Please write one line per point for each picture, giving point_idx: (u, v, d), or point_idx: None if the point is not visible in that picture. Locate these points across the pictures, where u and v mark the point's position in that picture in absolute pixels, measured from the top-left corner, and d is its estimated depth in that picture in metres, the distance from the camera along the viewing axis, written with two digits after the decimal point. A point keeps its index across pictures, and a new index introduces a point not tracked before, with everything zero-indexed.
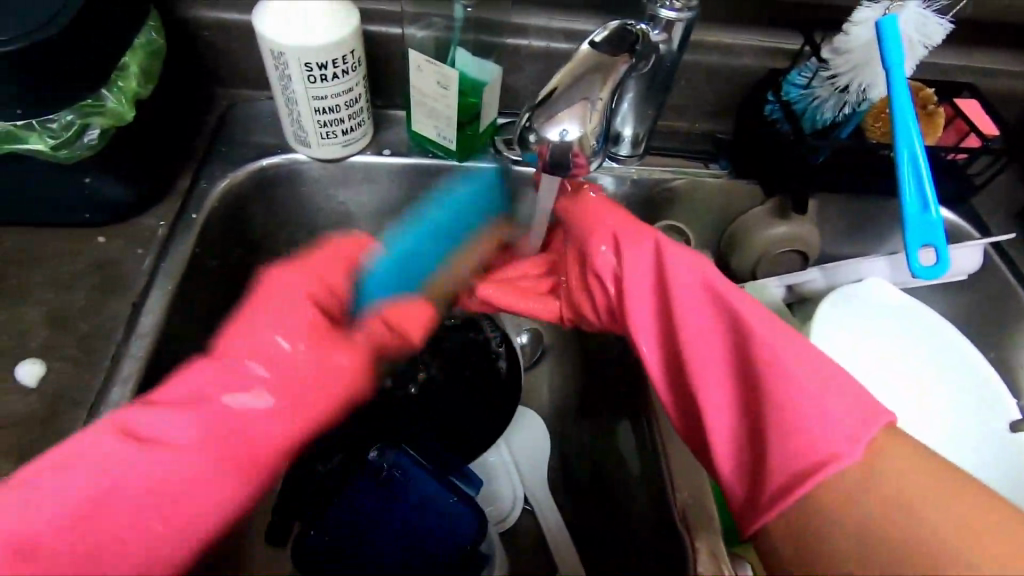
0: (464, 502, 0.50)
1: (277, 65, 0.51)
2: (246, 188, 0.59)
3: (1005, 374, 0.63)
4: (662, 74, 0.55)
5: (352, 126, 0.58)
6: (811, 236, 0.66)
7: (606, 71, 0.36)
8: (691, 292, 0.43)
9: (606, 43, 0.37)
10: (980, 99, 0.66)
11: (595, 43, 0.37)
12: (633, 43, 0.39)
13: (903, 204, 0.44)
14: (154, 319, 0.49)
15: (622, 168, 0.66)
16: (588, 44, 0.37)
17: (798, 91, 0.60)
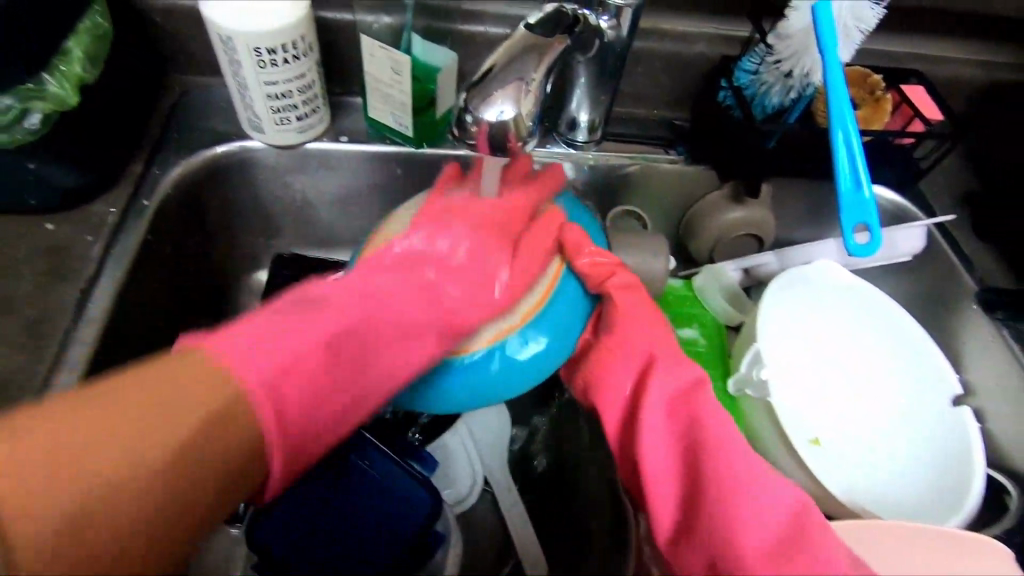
0: (418, 485, 0.50)
1: (226, 50, 0.51)
2: (202, 175, 0.59)
3: (949, 353, 0.65)
4: (611, 59, 0.56)
5: (306, 112, 0.58)
6: (766, 221, 0.68)
7: (541, 51, 0.37)
8: (662, 403, 0.46)
9: (541, 26, 0.38)
10: (926, 85, 0.68)
11: (528, 26, 0.38)
12: (569, 26, 0.40)
13: (839, 184, 0.46)
14: (102, 305, 0.49)
15: (581, 154, 0.67)
16: (523, 26, 0.38)
17: (748, 76, 0.61)
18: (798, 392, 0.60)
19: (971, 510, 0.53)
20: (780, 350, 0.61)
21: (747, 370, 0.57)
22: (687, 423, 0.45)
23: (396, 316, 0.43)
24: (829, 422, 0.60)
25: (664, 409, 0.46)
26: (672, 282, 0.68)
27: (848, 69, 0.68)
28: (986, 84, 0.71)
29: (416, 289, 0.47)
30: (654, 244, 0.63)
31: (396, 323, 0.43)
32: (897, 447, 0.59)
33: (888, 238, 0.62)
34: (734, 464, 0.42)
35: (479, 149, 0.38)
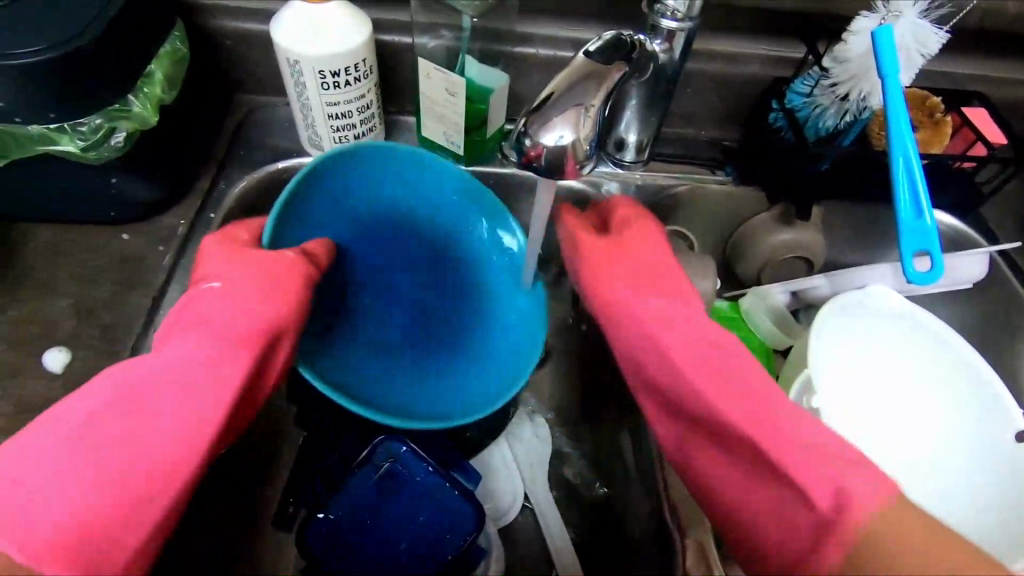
0: (464, 498, 0.51)
1: (292, 72, 0.54)
2: (263, 190, 0.61)
3: (1011, 384, 0.63)
4: (663, 82, 0.56)
5: (363, 131, 0.60)
6: (817, 242, 0.67)
7: (599, 78, 0.38)
8: (637, 314, 0.50)
9: (601, 52, 0.39)
10: (988, 107, 0.66)
11: (588, 52, 0.39)
12: (626, 51, 0.40)
13: (898, 210, 0.45)
14: (171, 313, 0.52)
15: (628, 174, 0.67)
16: (583, 53, 0.39)
17: (801, 99, 0.61)
18: (850, 426, 0.59)
19: None
20: (832, 385, 0.60)
21: (798, 397, 0.55)
22: (668, 329, 0.48)
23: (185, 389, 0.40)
24: (882, 456, 0.59)
25: (644, 308, 0.50)
26: (718, 303, 0.67)
27: (906, 91, 0.66)
28: None
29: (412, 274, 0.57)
30: (701, 266, 0.63)
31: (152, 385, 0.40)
32: (952, 481, 0.58)
33: (949, 264, 0.60)
34: (700, 361, 0.45)
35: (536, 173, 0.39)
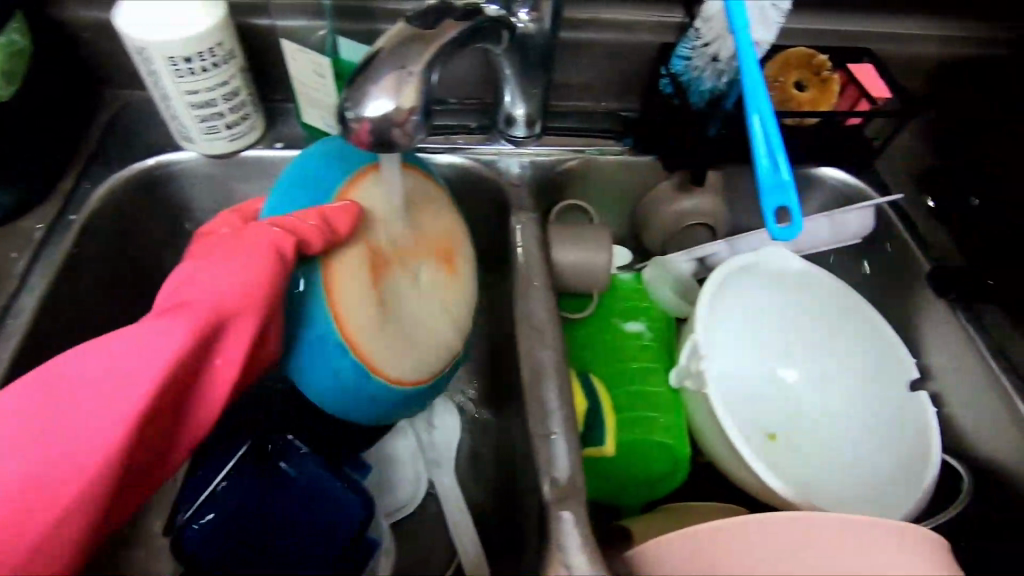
0: (355, 494, 0.50)
1: (142, 61, 0.51)
2: (134, 189, 0.59)
3: (909, 338, 0.63)
4: (534, 54, 0.55)
5: (234, 120, 0.58)
6: (718, 210, 0.67)
7: (422, 43, 0.37)
8: None
9: (420, 19, 0.38)
10: (876, 64, 0.66)
11: (406, 20, 0.38)
12: (448, 15, 0.40)
13: (758, 168, 0.44)
14: (24, 319, 0.49)
15: (521, 149, 0.66)
16: (401, 21, 0.38)
17: (683, 63, 0.59)
18: (751, 392, 0.61)
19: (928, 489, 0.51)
20: (735, 353, 0.61)
21: (687, 362, 0.55)
22: None
23: (132, 376, 0.37)
24: (782, 416, 0.61)
25: None
26: (621, 275, 0.65)
27: (793, 50, 0.66)
28: (940, 61, 0.69)
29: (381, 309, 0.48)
30: (593, 239, 0.61)
31: (109, 370, 0.37)
32: (856, 436, 0.59)
33: (834, 221, 0.61)
34: None
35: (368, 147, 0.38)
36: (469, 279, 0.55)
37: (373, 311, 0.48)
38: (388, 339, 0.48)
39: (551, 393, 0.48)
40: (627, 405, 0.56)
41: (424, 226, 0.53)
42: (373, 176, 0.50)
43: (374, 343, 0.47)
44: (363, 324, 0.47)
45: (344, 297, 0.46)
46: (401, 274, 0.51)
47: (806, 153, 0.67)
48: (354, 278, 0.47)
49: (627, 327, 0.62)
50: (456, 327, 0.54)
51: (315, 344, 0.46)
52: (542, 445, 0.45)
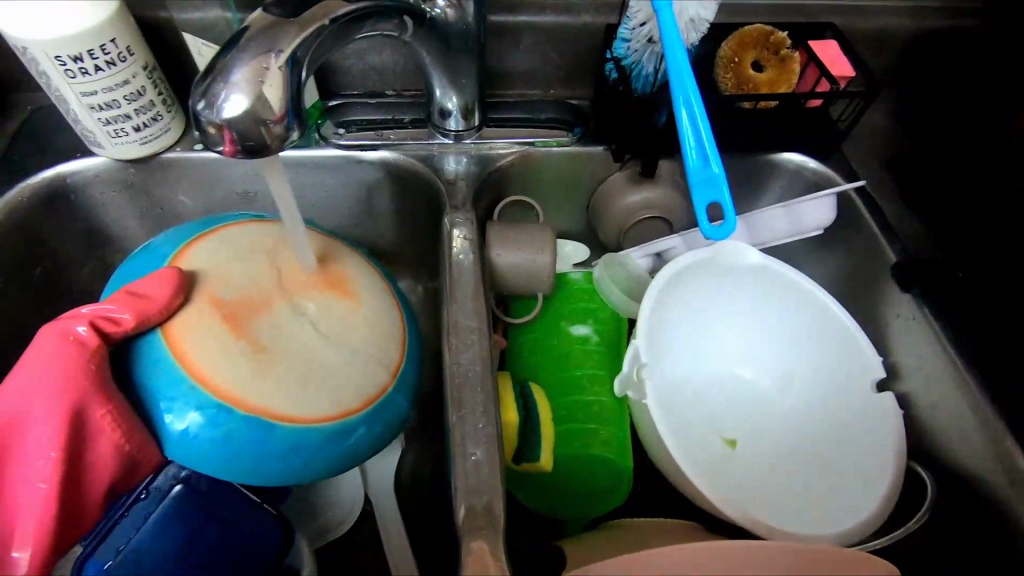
0: (270, 516, 0.48)
1: (28, 61, 0.47)
2: (42, 198, 0.56)
3: (874, 333, 0.59)
4: (456, 41, 0.51)
5: (144, 122, 0.54)
6: (674, 202, 0.63)
7: (285, 33, 0.33)
8: None
9: (280, 5, 0.34)
10: (840, 39, 0.61)
11: (264, 6, 0.34)
12: None
13: (686, 160, 0.40)
14: None
15: (458, 144, 0.61)
16: (260, 8, 0.34)
17: (623, 46, 0.55)
18: (708, 394, 0.58)
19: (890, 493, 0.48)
20: (685, 355, 0.58)
21: (630, 370, 0.51)
22: None
23: None
24: (740, 420, 0.57)
25: None
26: (571, 274, 0.62)
27: (749, 26, 0.61)
28: (912, 33, 0.63)
29: (251, 351, 0.44)
30: (535, 239, 0.58)
31: None
32: (817, 438, 0.55)
33: (790, 211, 0.58)
34: None
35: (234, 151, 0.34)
36: (364, 305, 0.50)
37: (241, 357, 0.44)
38: (273, 383, 0.44)
39: (473, 408, 0.45)
40: (567, 415, 0.52)
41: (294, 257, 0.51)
42: (197, 247, 0.49)
43: (252, 391, 0.43)
44: (237, 374, 0.43)
45: (198, 350, 0.43)
46: (280, 308, 0.47)
47: (764, 137, 0.63)
48: (206, 327, 0.45)
49: (573, 331, 0.58)
50: (369, 363, 0.48)
51: (184, 418, 0.42)
52: (459, 464, 0.42)
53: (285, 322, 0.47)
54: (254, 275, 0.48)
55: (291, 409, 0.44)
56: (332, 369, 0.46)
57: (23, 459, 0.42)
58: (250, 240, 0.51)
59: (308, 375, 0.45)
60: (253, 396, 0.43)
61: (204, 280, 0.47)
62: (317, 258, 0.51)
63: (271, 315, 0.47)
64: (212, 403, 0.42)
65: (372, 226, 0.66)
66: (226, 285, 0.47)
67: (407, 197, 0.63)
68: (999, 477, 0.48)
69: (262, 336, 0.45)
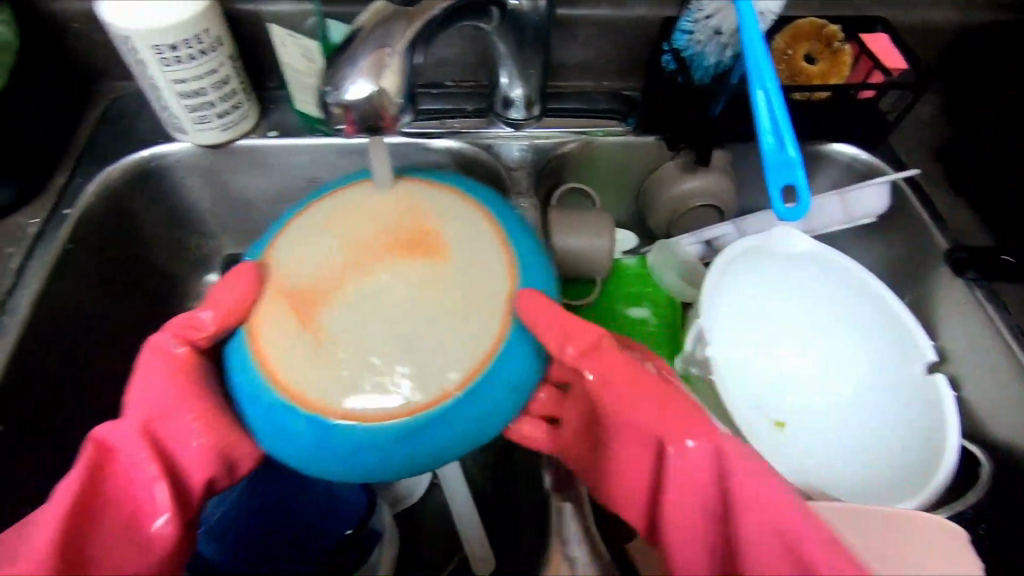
0: (352, 481, 0.51)
1: (127, 50, 0.50)
2: (130, 181, 0.58)
3: (923, 319, 0.61)
4: (530, 32, 0.53)
5: (226, 109, 0.57)
6: (724, 190, 0.65)
7: (404, 23, 0.36)
8: None
9: None
10: (890, 33, 0.63)
11: None
12: None
13: (761, 145, 0.42)
14: (21, 315, 0.49)
15: (519, 133, 0.64)
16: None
17: (685, 38, 0.57)
18: (754, 377, 0.60)
19: (948, 473, 0.49)
20: (737, 337, 0.60)
21: (693, 348, 0.53)
22: None
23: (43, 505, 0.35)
24: (785, 402, 0.59)
25: None
26: (625, 260, 0.64)
27: (803, 20, 0.63)
28: (958, 27, 0.65)
29: (323, 340, 0.39)
30: (596, 224, 0.60)
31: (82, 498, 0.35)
32: (864, 418, 0.57)
33: (843, 199, 0.59)
34: None
35: (350, 132, 0.37)
36: (455, 266, 0.42)
37: (306, 349, 0.39)
38: (345, 376, 0.38)
39: None
40: None
41: (369, 220, 0.43)
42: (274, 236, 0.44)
43: (334, 385, 0.38)
44: (303, 370, 0.38)
45: (271, 342, 0.39)
46: (353, 289, 0.41)
47: (814, 128, 0.65)
48: (276, 320, 0.40)
49: (630, 313, 0.61)
50: (464, 334, 0.39)
51: (263, 417, 0.39)
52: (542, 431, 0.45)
53: (371, 295, 0.40)
54: (326, 254, 0.42)
55: (368, 397, 0.37)
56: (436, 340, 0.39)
57: (134, 468, 0.37)
58: (326, 214, 0.44)
59: (395, 351, 0.39)
60: (335, 388, 0.38)
61: (273, 269, 0.42)
62: (401, 218, 0.43)
63: (353, 292, 0.41)
64: (282, 403, 0.38)
65: None
66: (294, 272, 0.42)
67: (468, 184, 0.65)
68: None
69: (332, 323, 0.39)
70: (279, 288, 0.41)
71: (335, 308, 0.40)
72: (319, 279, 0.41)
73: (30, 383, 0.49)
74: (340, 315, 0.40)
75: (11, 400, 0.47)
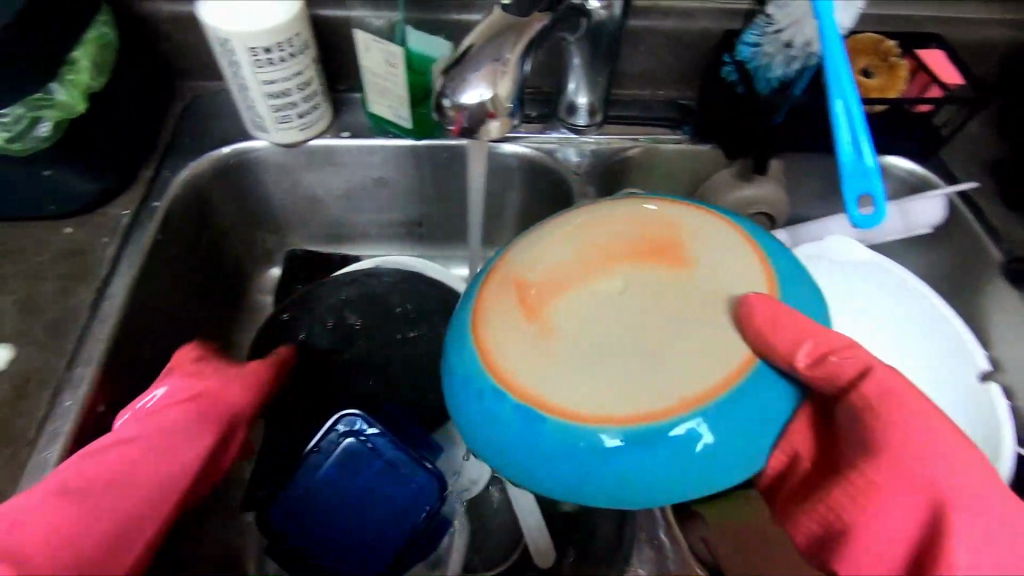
0: (423, 469, 0.51)
1: (223, 51, 0.52)
2: (211, 176, 0.61)
3: (976, 328, 0.62)
4: (605, 42, 0.55)
5: (306, 110, 0.59)
6: (780, 198, 0.66)
7: (517, 33, 0.38)
8: None
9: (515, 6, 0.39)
10: (945, 50, 0.65)
11: (502, 7, 0.39)
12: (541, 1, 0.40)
13: (840, 155, 0.44)
14: (117, 302, 0.51)
15: (581, 138, 0.66)
16: (498, 8, 0.39)
17: (750, 50, 0.59)
18: None
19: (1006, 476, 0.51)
20: None
21: None
22: None
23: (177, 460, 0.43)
24: None
25: None
26: None
27: (859, 36, 0.65)
28: (1012, 45, 0.67)
29: (549, 333, 0.36)
30: None
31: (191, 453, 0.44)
32: None
33: (903, 209, 0.61)
34: None
35: (458, 133, 0.39)
36: (702, 288, 0.37)
37: (530, 343, 0.36)
38: (573, 377, 0.34)
39: None
40: None
41: (611, 232, 0.40)
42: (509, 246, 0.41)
43: (547, 373, 0.35)
44: (525, 361, 0.35)
45: (497, 331, 0.37)
46: (584, 293, 0.37)
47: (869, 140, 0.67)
48: (504, 311, 0.38)
49: None
50: (710, 359, 0.34)
51: (481, 413, 0.36)
52: None
53: (595, 307, 0.37)
54: (569, 256, 0.39)
55: (599, 404, 0.33)
56: (672, 355, 0.34)
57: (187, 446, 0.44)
58: (581, 221, 0.41)
59: (612, 354, 0.35)
60: (546, 391, 0.34)
61: (513, 266, 0.39)
62: (654, 231, 0.39)
63: (575, 299, 0.37)
64: (501, 394, 0.35)
65: (491, 215, 0.71)
66: (533, 270, 0.39)
67: (530, 186, 0.67)
68: None
69: (561, 321, 0.36)
70: (513, 278, 0.39)
71: (563, 308, 0.37)
72: (554, 276, 0.38)
73: (123, 367, 0.51)
74: (566, 315, 0.36)
75: (109, 384, 0.49)
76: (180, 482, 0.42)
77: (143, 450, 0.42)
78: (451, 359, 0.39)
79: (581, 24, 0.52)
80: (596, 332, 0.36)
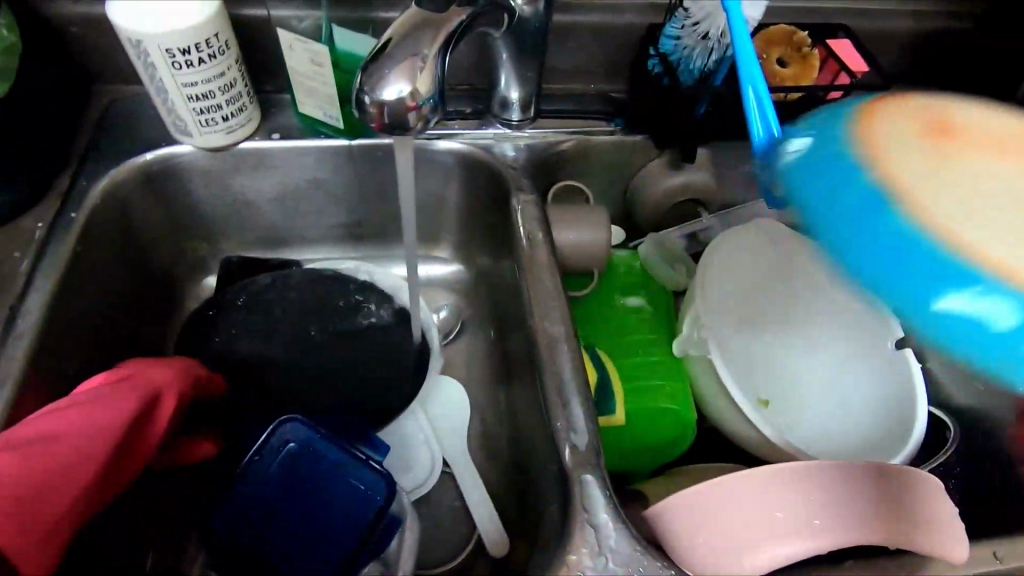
0: (369, 468, 0.50)
1: (137, 53, 0.51)
2: (134, 184, 0.59)
3: None
4: (530, 38, 0.56)
5: (231, 112, 0.58)
6: (709, 185, 0.69)
7: (434, 29, 0.38)
8: None
9: (432, 2, 0.39)
10: (852, 39, 0.69)
11: (419, 3, 0.39)
12: None
13: (753, 140, 0.46)
14: (34, 319, 0.49)
15: (516, 133, 0.67)
16: (414, 5, 0.39)
17: (672, 42, 0.61)
18: (744, 359, 0.63)
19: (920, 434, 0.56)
20: (730, 317, 0.63)
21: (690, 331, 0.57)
22: None
23: (94, 430, 0.45)
24: (771, 383, 0.62)
25: None
26: (618, 254, 0.67)
27: (773, 28, 0.68)
28: (914, 34, 0.71)
29: (944, 154, 0.32)
30: (593, 218, 0.63)
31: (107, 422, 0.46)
32: (843, 393, 0.62)
33: None
34: None
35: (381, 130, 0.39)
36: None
37: (927, 156, 0.31)
38: (984, 215, 0.28)
39: (566, 366, 0.50)
40: (633, 373, 0.58)
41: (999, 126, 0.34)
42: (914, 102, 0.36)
43: (957, 194, 0.29)
44: (924, 175, 0.30)
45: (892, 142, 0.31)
46: (973, 153, 0.33)
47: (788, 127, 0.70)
48: (903, 143, 0.32)
49: (627, 302, 0.64)
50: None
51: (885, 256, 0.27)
52: (559, 411, 0.48)
53: (987, 171, 0.32)
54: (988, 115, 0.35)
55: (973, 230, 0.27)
56: (1002, 209, 0.29)
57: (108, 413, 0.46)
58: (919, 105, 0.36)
59: (983, 207, 0.29)
60: (950, 222, 0.28)
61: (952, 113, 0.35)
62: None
63: (974, 163, 0.32)
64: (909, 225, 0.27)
65: (431, 213, 0.71)
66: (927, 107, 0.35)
67: (468, 182, 0.68)
68: (1008, 414, 0.55)
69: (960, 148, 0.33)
70: (941, 116, 0.35)
71: (964, 155, 0.32)
72: (926, 117, 0.34)
73: (45, 385, 0.49)
74: (961, 161, 0.32)
75: (30, 402, 0.47)
76: (95, 447, 0.45)
77: (72, 415, 0.45)
78: (800, 169, 0.31)
79: (507, 19, 0.53)
80: (989, 179, 0.31)
